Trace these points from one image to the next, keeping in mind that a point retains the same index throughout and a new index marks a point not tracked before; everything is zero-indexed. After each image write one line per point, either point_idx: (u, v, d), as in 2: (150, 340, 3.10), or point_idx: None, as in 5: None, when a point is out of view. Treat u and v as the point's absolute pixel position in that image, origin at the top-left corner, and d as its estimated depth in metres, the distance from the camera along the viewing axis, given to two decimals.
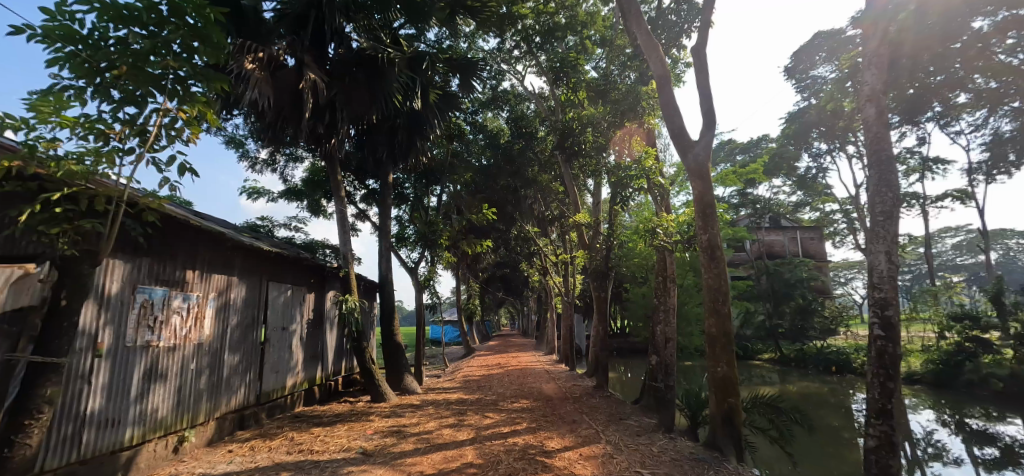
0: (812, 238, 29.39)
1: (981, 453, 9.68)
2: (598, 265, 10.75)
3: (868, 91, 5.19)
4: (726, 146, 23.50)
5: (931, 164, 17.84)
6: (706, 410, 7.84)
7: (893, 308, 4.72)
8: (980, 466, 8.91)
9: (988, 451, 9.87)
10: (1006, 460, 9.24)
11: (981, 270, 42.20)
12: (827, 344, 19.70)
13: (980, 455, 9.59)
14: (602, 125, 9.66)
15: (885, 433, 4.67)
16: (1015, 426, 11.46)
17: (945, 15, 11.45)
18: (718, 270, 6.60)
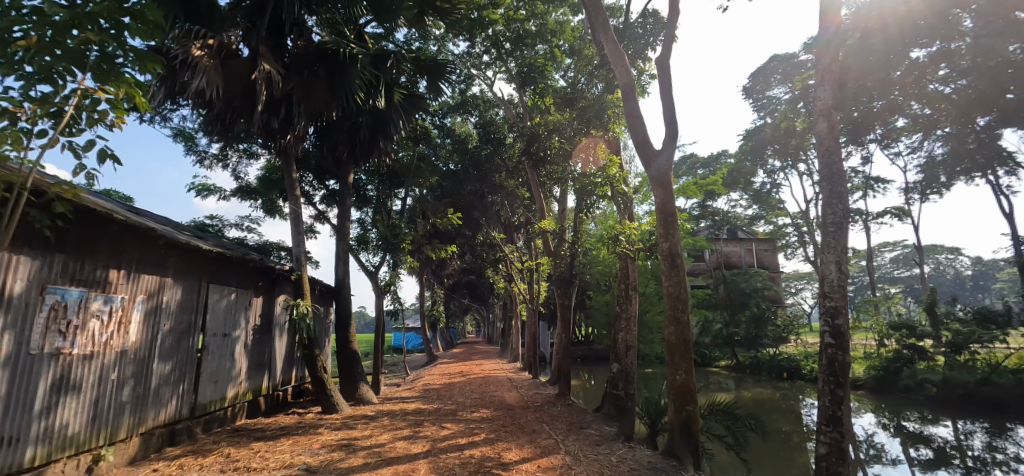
0: (766, 249, 30.64)
1: (917, 454, 10.17)
2: (562, 272, 10.71)
3: (823, 106, 5.33)
4: (688, 160, 24.21)
5: (875, 182, 18.83)
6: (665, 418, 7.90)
7: (843, 317, 4.87)
8: (916, 466, 9.38)
9: (923, 451, 10.39)
10: (939, 460, 9.75)
11: (916, 282, 45.20)
12: (779, 351, 20.45)
13: (916, 455, 10.08)
14: (568, 132, 9.52)
15: (834, 441, 4.75)
16: (946, 428, 12.17)
17: (889, 43, 12.19)
18: (678, 278, 6.64)
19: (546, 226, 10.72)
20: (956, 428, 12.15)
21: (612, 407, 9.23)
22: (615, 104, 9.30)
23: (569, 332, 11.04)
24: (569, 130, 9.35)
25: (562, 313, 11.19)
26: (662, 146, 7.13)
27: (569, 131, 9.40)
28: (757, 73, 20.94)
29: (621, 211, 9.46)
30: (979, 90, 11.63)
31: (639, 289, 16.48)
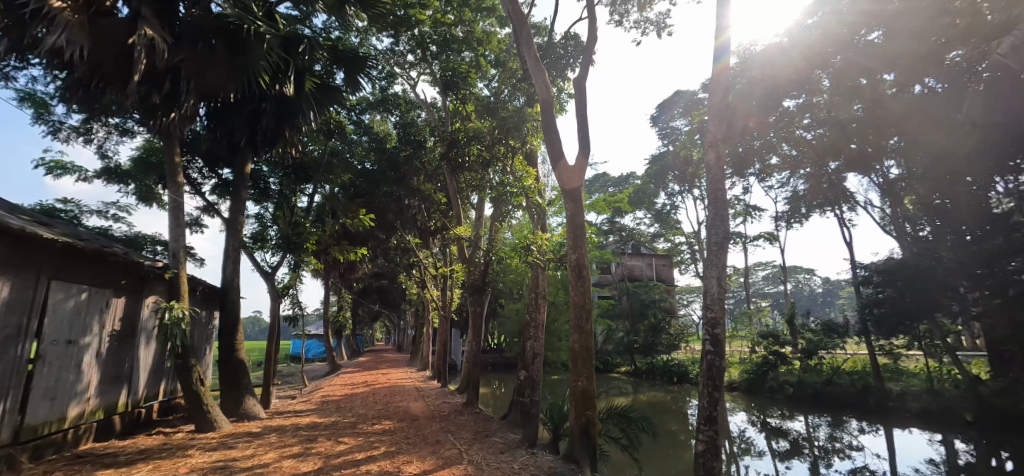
0: (664, 265, 33.22)
1: (778, 446, 11.52)
2: (475, 279, 10.62)
3: (714, 136, 5.84)
4: (601, 178, 25.49)
5: (754, 209, 21.15)
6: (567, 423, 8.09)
7: (720, 327, 5.36)
8: (777, 455, 10.71)
9: (782, 443, 11.79)
10: (794, 450, 11.12)
11: (782, 298, 51.80)
12: (671, 358, 22.16)
13: (776, 447, 11.42)
14: (486, 139, 9.35)
15: (710, 439, 5.20)
16: (801, 422, 13.92)
17: (770, 89, 13.76)
18: (583, 288, 6.84)
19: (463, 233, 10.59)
20: (807, 422, 13.96)
21: (518, 414, 9.27)
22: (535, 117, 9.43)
23: (479, 339, 10.96)
24: (488, 138, 9.33)
25: (474, 321, 10.98)
26: (576, 162, 7.39)
27: (489, 139, 9.36)
28: (664, 104, 22.76)
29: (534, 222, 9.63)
30: (830, 138, 13.59)
31: (549, 298, 16.94)
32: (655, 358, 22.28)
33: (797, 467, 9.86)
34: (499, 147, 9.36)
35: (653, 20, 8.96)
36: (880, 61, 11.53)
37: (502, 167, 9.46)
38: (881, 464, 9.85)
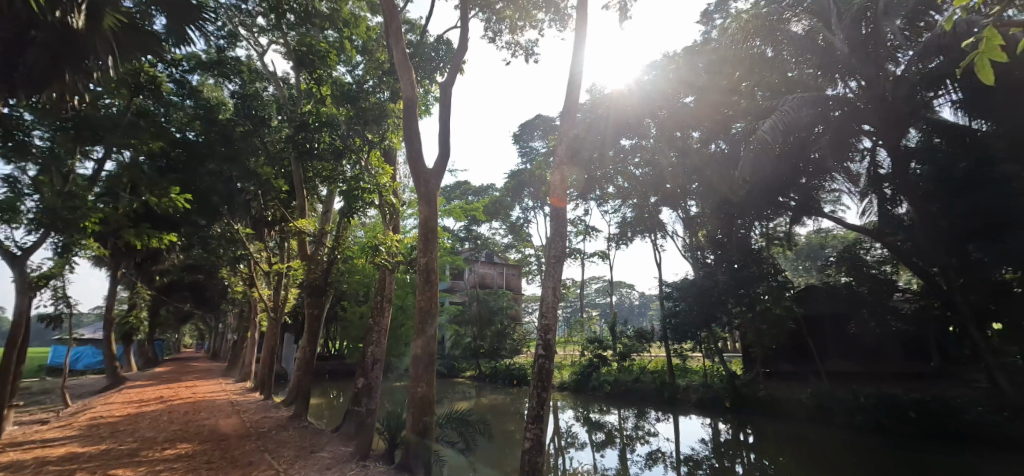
0: (513, 274, 34.77)
1: (596, 438, 12.78)
2: (316, 280, 9.60)
3: (560, 161, 6.38)
4: (461, 186, 25.60)
5: (592, 229, 23.34)
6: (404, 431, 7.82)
7: (552, 332, 5.78)
8: (594, 445, 11.94)
9: (599, 435, 13.12)
10: (607, 440, 12.47)
11: (609, 308, 58.54)
12: (513, 362, 23.17)
13: (594, 439, 12.65)
14: (341, 128, 8.57)
15: (536, 436, 5.46)
16: (615, 415, 15.67)
17: (613, 128, 14.81)
18: (430, 293, 6.68)
19: (307, 228, 9.46)
20: (620, 415, 15.78)
21: (352, 426, 8.56)
22: (396, 115, 9.09)
23: (313, 345, 9.83)
24: (344, 126, 8.55)
25: (309, 325, 9.83)
26: (435, 165, 7.23)
27: (344, 128, 8.60)
28: (526, 124, 23.98)
29: (386, 222, 9.13)
30: (651, 177, 15.50)
31: (397, 301, 16.30)
32: (498, 363, 23.05)
33: (610, 455, 11.07)
34: (354, 139, 8.67)
35: (522, 45, 9.30)
36: (692, 120, 13.82)
37: (355, 160, 8.69)
38: (669, 446, 11.81)
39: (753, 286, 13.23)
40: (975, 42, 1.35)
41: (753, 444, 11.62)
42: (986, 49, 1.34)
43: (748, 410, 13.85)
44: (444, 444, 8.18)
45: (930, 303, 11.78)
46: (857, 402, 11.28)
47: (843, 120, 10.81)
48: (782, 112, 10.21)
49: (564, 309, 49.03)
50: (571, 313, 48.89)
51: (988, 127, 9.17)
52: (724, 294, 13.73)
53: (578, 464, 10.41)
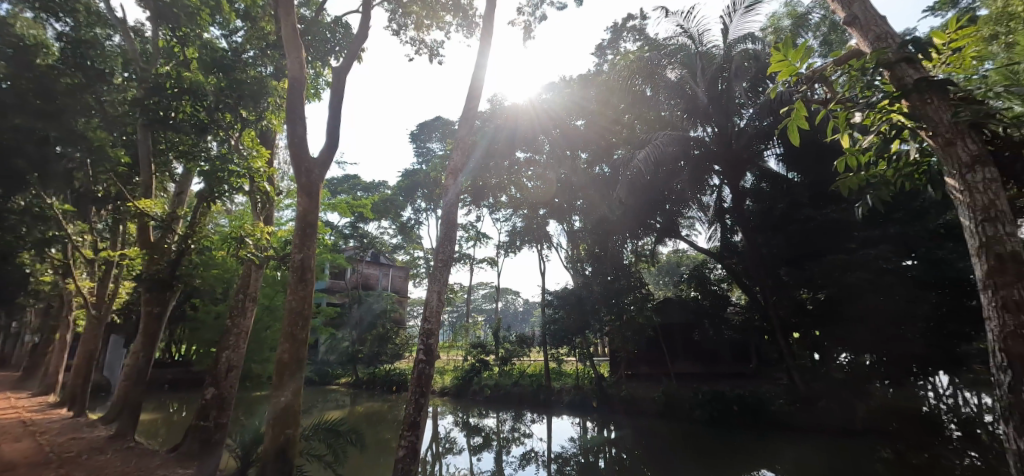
0: (400, 276, 33.48)
1: (473, 442, 12.69)
2: (160, 272, 8.10)
3: (454, 165, 6.16)
4: (350, 179, 23.93)
5: (483, 235, 23.40)
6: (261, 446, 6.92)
7: (435, 337, 5.51)
8: (471, 450, 11.80)
9: (476, 439, 13.04)
10: (485, 443, 12.44)
11: (494, 314, 59.40)
12: (393, 368, 22.15)
13: (471, 442, 12.54)
14: (206, 97, 7.16)
15: (411, 444, 5.10)
16: (493, 418, 15.79)
17: (509, 139, 14.96)
18: (304, 293, 5.93)
19: (152, 210, 7.71)
20: (498, 418, 15.93)
21: (195, 442, 7.24)
22: (279, 94, 8.09)
23: (150, 348, 8.27)
24: (212, 97, 7.15)
25: (145, 326, 8.22)
26: (321, 154, 6.55)
27: (211, 98, 7.17)
28: (426, 125, 23.41)
29: (257, 212, 8.03)
30: (541, 191, 15.94)
31: (264, 301, 14.56)
32: (377, 369, 21.87)
33: (486, 458, 11.06)
34: (223, 114, 7.44)
35: (428, 44, 8.95)
36: (579, 143, 14.69)
37: (223, 137, 7.67)
38: (541, 445, 12.17)
39: (622, 297, 14.47)
40: (794, 110, 3.62)
41: (615, 438, 12.51)
42: (798, 114, 3.62)
43: (613, 408, 14.64)
44: (308, 457, 7.40)
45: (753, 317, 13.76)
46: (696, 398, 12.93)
47: (701, 160, 12.04)
48: (652, 148, 11.16)
49: (449, 314, 48.32)
50: (456, 317, 48.36)
51: (799, 179, 11.52)
52: (598, 303, 14.82)
53: (455, 469, 10.19)
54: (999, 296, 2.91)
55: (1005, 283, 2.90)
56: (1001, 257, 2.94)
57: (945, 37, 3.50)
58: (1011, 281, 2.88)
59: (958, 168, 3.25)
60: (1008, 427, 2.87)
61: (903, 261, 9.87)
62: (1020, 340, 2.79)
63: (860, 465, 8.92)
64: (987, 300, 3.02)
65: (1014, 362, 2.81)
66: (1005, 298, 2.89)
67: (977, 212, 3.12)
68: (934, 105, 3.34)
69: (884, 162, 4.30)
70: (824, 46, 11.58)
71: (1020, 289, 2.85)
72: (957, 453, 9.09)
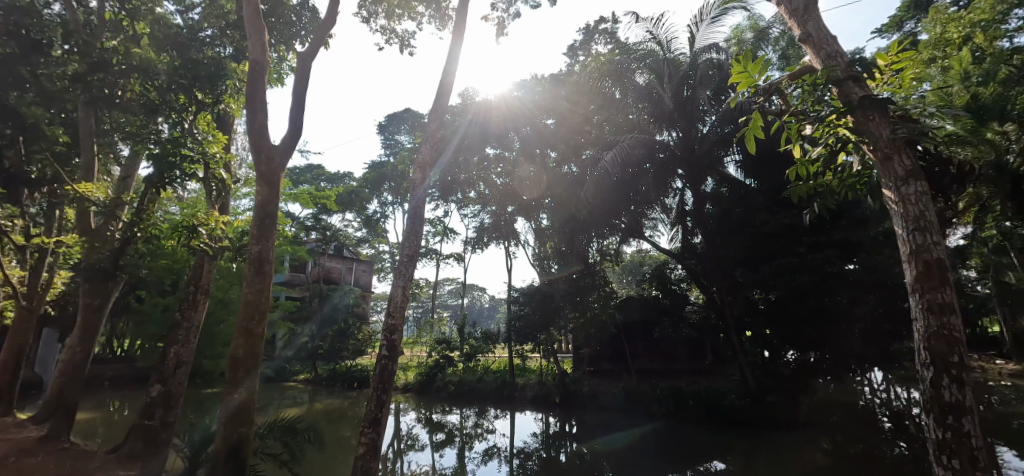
0: (363, 270, 32.73)
1: (435, 438, 12.54)
2: (102, 261, 7.54)
3: (423, 159, 6.01)
4: (314, 169, 23.11)
5: (450, 231, 23.14)
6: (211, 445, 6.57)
7: (399, 333, 5.35)
8: (434, 447, 11.61)
9: (439, 435, 12.88)
10: (448, 440, 12.29)
11: (459, 310, 59.09)
12: (355, 364, 21.63)
13: (434, 439, 12.37)
14: (159, 78, 6.71)
15: (371, 441, 4.95)
16: (456, 414, 15.68)
17: (480, 133, 14.87)
18: (262, 286, 5.65)
19: (94, 195, 6.99)
20: (461, 414, 15.81)
21: (138, 442, 6.78)
22: (237, 77, 7.61)
23: (88, 343, 7.68)
24: (163, 78, 6.69)
25: (84, 318, 7.65)
26: (283, 142, 6.27)
27: (162, 79, 6.70)
28: (394, 116, 22.91)
29: (212, 200, 7.61)
30: (510, 187, 15.90)
31: (217, 293, 13.87)
32: (337, 365, 21.29)
33: (448, 454, 10.95)
34: (176, 96, 6.91)
35: (399, 33, 8.69)
36: (548, 141, 14.57)
37: (175, 119, 6.97)
38: (504, 441, 12.14)
39: (587, 295, 14.66)
40: (750, 119, 3.67)
41: (576, 433, 12.66)
42: (754, 123, 3.67)
43: (575, 403, 14.77)
44: (263, 457, 7.08)
45: (710, 316, 14.20)
46: (655, 394, 13.24)
47: (665, 164, 12.31)
48: (618, 149, 11.31)
49: (414, 310, 47.63)
50: (421, 313, 47.80)
51: (755, 186, 12.00)
52: (563, 301, 14.91)
53: (416, 466, 10.01)
54: (926, 298, 3.05)
55: (929, 287, 3.05)
56: (928, 263, 3.09)
57: (888, 59, 3.68)
58: (937, 285, 3.03)
59: (893, 180, 3.40)
60: (931, 421, 3.01)
61: (845, 266, 10.42)
62: (943, 338, 2.95)
63: (806, 456, 9.36)
64: (916, 302, 3.16)
65: (935, 359, 2.97)
66: (930, 301, 3.04)
67: (909, 222, 3.24)
68: (875, 121, 3.47)
69: (832, 172, 4.53)
70: (782, 60, 12.00)
71: (945, 292, 3.01)
72: (888, 444, 9.71)
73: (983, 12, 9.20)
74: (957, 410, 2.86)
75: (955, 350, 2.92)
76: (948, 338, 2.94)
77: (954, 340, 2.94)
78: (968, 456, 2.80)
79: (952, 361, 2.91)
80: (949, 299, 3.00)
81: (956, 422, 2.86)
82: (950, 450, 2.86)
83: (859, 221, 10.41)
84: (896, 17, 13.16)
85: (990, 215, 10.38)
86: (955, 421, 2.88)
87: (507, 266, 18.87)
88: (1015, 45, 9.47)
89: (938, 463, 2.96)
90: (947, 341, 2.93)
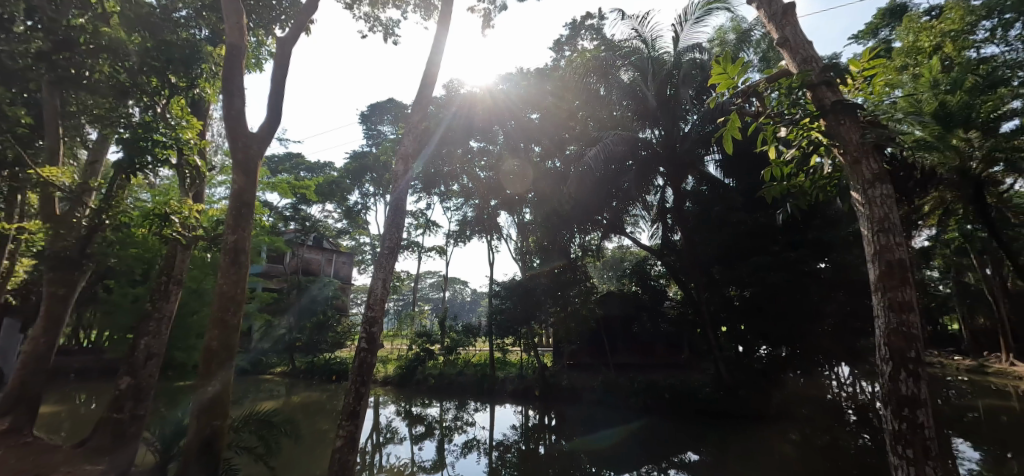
0: (343, 262, 32.29)
1: (415, 431, 12.48)
2: (68, 249, 7.25)
3: (405, 150, 5.90)
4: (293, 158, 22.61)
5: (432, 224, 22.97)
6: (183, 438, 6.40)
7: (378, 325, 5.28)
8: (414, 439, 11.56)
9: (419, 428, 12.84)
10: (428, 433, 12.26)
11: (440, 303, 58.91)
12: (333, 357, 21.37)
13: (414, 432, 12.33)
14: (130, 59, 6.36)
15: (350, 434, 4.89)
16: (435, 408, 15.61)
17: (465, 125, 14.75)
18: (237, 277, 5.49)
19: (59, 179, 6.69)
20: (441, 407, 15.75)
21: (107, 436, 6.56)
22: (213, 61, 7.35)
23: (53, 334, 7.38)
24: (135, 59, 6.38)
25: (49, 307, 7.35)
26: (260, 129, 6.08)
27: (133, 59, 6.39)
28: (377, 106, 22.54)
29: (185, 188, 7.37)
30: (493, 181, 15.83)
31: (191, 284, 13.51)
32: (315, 358, 21.00)
33: (428, 447, 10.90)
34: (148, 79, 6.64)
35: (383, 21, 8.52)
36: (532, 135, 14.55)
37: (148, 103, 6.83)
38: (484, 434, 12.17)
39: (568, 289, 14.73)
40: (729, 120, 3.68)
41: (556, 425, 12.75)
42: (732, 125, 3.68)
43: (555, 397, 14.86)
44: (238, 450, 6.94)
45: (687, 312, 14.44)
46: (633, 388, 13.42)
47: (647, 162, 12.37)
48: (602, 145, 11.34)
49: (394, 302, 47.17)
50: (401, 305, 47.44)
51: (734, 185, 12.19)
52: (544, 295, 14.95)
53: (395, 459, 9.94)
54: (888, 297, 3.12)
55: (890, 286, 3.12)
56: (890, 263, 3.15)
57: (859, 66, 3.74)
58: (897, 284, 3.10)
59: (861, 183, 3.44)
60: (889, 413, 3.09)
61: (817, 264, 10.71)
62: (902, 335, 3.02)
63: (777, 447, 9.63)
64: (877, 301, 3.23)
65: (894, 354, 3.05)
66: (891, 299, 3.11)
67: (873, 223, 3.30)
68: (846, 125, 3.52)
69: (804, 174, 4.61)
70: (762, 62, 12.20)
71: (905, 291, 3.09)
72: (853, 435, 10.05)
73: (954, 22, 9.48)
74: (912, 403, 2.94)
75: (912, 346, 3.00)
76: (907, 335, 3.02)
77: (912, 337, 3.02)
78: (920, 446, 2.90)
79: (910, 357, 2.99)
80: (909, 298, 3.07)
81: (911, 414, 2.94)
82: (905, 440, 2.96)
83: (831, 221, 10.69)
84: (871, 24, 13.44)
85: (953, 218, 10.80)
86: (910, 413, 2.96)
87: (489, 260, 18.84)
88: (981, 55, 9.81)
89: (893, 454, 3.05)
90: (906, 338, 3.01)
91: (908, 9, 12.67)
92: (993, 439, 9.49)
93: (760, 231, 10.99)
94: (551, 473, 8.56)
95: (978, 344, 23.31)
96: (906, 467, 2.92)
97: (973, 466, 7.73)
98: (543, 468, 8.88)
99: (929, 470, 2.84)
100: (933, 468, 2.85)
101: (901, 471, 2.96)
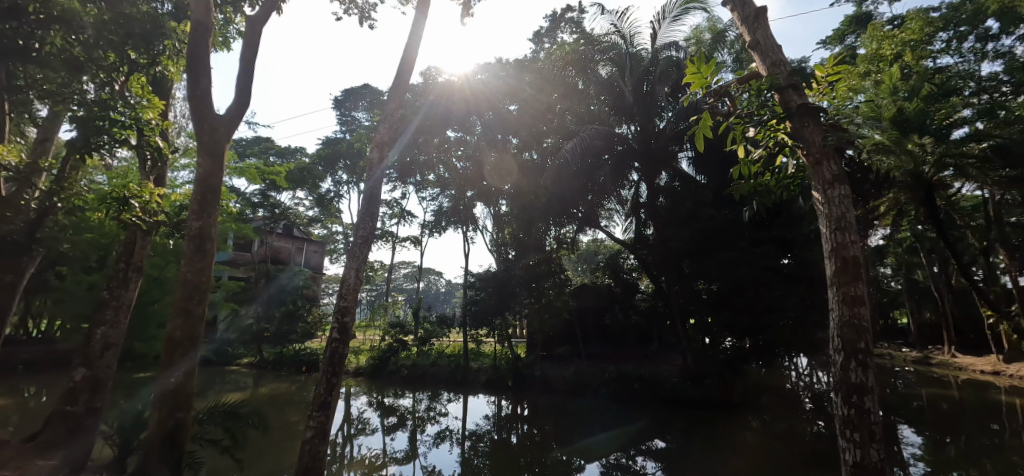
0: (314, 251, 31.59)
1: (387, 422, 12.35)
2: (15, 233, 6.83)
3: (381, 138, 5.74)
4: (262, 142, 21.79)
5: (407, 213, 22.66)
6: (143, 433, 6.15)
7: (350, 314, 5.15)
8: (386, 431, 11.38)
9: (391, 419, 12.71)
10: (400, 424, 12.13)
11: (413, 294, 58.51)
12: (304, 348, 20.92)
13: (386, 423, 12.21)
14: (86, 32, 5.85)
15: (320, 425, 4.79)
16: (408, 398, 15.53)
17: (441, 114, 14.47)
18: (201, 265, 5.26)
19: (5, 159, 6.03)
20: (413, 398, 15.68)
21: (59, 429, 6.22)
22: (177, 37, 6.97)
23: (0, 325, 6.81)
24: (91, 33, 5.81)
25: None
26: (227, 111, 5.82)
27: (89, 33, 5.84)
28: (352, 91, 22.01)
29: (145, 170, 6.99)
30: (468, 171, 15.63)
31: (153, 270, 12.93)
32: (285, 349, 20.56)
33: (400, 438, 10.83)
34: (104, 53, 6.11)
35: (359, 4, 8.25)
36: (509, 127, 14.58)
37: (104, 80, 6.27)
38: (457, 424, 12.18)
39: (543, 281, 14.74)
40: (701, 120, 3.67)
41: (528, 415, 12.90)
42: (703, 124, 3.67)
43: (528, 387, 14.97)
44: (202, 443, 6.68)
45: (657, 304, 14.75)
46: (603, 378, 13.59)
47: (623, 157, 12.42)
48: (579, 139, 11.38)
49: (367, 293, 46.55)
50: (375, 296, 47.06)
51: (705, 181, 12.55)
52: (518, 286, 14.95)
53: (367, 450, 9.84)
54: (841, 291, 3.22)
55: (845, 281, 3.21)
56: (846, 260, 3.25)
57: (825, 71, 3.80)
58: (850, 280, 3.21)
59: (821, 184, 3.51)
60: (839, 400, 3.21)
61: (780, 260, 11.16)
62: (853, 328, 3.15)
63: (738, 433, 9.98)
64: (833, 294, 3.32)
65: (846, 345, 3.16)
66: (845, 294, 3.21)
67: (831, 222, 3.39)
68: (810, 128, 3.55)
69: (770, 172, 4.69)
70: (735, 63, 12.57)
71: (857, 286, 3.21)
72: (809, 423, 10.53)
73: (914, 33, 9.83)
74: (860, 390, 3.05)
75: (862, 338, 3.13)
76: (858, 327, 3.14)
77: (863, 329, 3.15)
78: (866, 430, 3.04)
79: (860, 347, 3.11)
80: (860, 293, 3.19)
81: (859, 401, 3.06)
82: (852, 425, 3.09)
83: (796, 219, 11.07)
84: (838, 30, 13.87)
85: (906, 217, 11.40)
86: (857, 400, 3.07)
87: (465, 250, 18.69)
88: (937, 66, 10.25)
89: (841, 437, 3.19)
90: (856, 330, 3.14)
91: (872, 17, 13.11)
92: (936, 424, 10.12)
93: (728, 227, 11.32)
94: (524, 462, 8.63)
95: (924, 337, 24.69)
96: (853, 449, 3.04)
97: (916, 450, 8.23)
98: (515, 458, 8.93)
99: (874, 452, 2.98)
100: (877, 450, 3.00)
101: (848, 453, 3.10)
